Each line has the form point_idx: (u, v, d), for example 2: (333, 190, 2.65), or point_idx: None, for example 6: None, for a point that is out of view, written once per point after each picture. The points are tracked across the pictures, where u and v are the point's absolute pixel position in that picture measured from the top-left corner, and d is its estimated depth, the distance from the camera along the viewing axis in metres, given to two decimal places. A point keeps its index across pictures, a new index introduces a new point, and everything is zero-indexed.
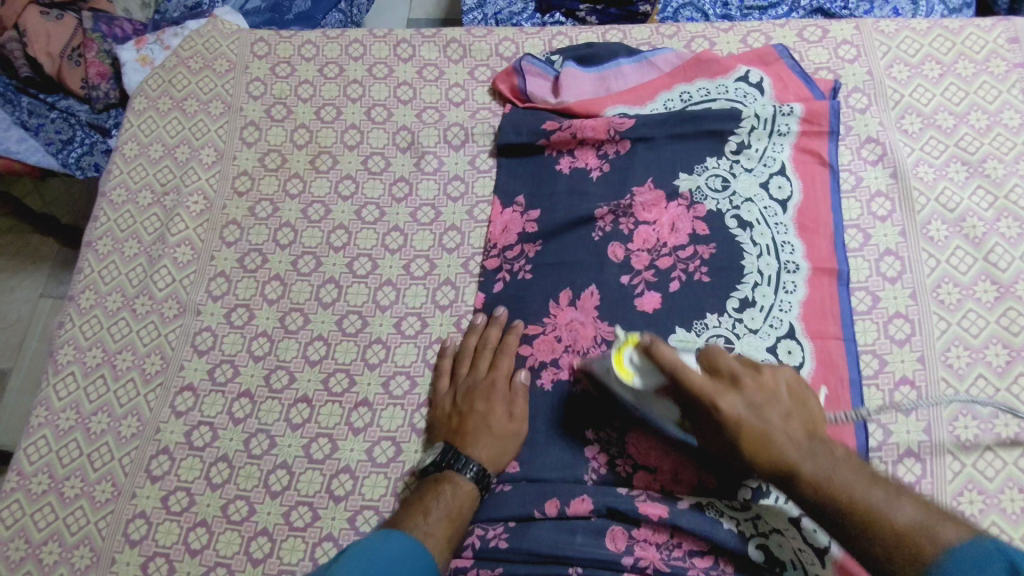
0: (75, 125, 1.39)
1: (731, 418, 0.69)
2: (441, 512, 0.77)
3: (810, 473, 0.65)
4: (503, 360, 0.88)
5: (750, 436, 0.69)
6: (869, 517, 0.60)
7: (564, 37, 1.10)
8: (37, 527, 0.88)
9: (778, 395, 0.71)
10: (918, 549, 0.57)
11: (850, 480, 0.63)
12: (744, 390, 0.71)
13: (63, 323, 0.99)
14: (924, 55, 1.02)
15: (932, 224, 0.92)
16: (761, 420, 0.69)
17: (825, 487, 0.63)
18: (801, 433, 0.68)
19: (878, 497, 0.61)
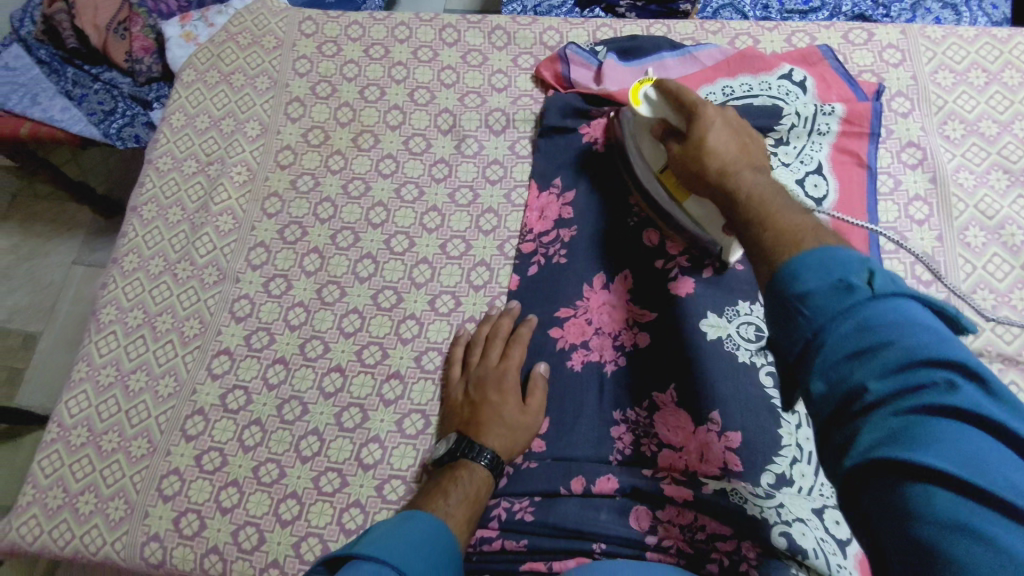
0: (118, 97, 1.42)
1: (705, 139, 0.70)
2: (460, 495, 0.78)
3: (741, 186, 0.63)
4: (516, 351, 0.89)
5: (712, 141, 0.70)
6: (770, 220, 0.56)
7: (608, 29, 1.11)
8: (74, 477, 0.91)
9: (752, 150, 0.71)
10: (791, 241, 0.52)
11: (778, 202, 0.58)
12: (735, 132, 0.71)
13: (107, 283, 1.02)
14: (970, 63, 1.01)
15: (970, 230, 0.92)
16: (726, 145, 0.69)
17: (751, 201, 0.60)
18: (750, 164, 0.67)
19: (790, 212, 0.56)
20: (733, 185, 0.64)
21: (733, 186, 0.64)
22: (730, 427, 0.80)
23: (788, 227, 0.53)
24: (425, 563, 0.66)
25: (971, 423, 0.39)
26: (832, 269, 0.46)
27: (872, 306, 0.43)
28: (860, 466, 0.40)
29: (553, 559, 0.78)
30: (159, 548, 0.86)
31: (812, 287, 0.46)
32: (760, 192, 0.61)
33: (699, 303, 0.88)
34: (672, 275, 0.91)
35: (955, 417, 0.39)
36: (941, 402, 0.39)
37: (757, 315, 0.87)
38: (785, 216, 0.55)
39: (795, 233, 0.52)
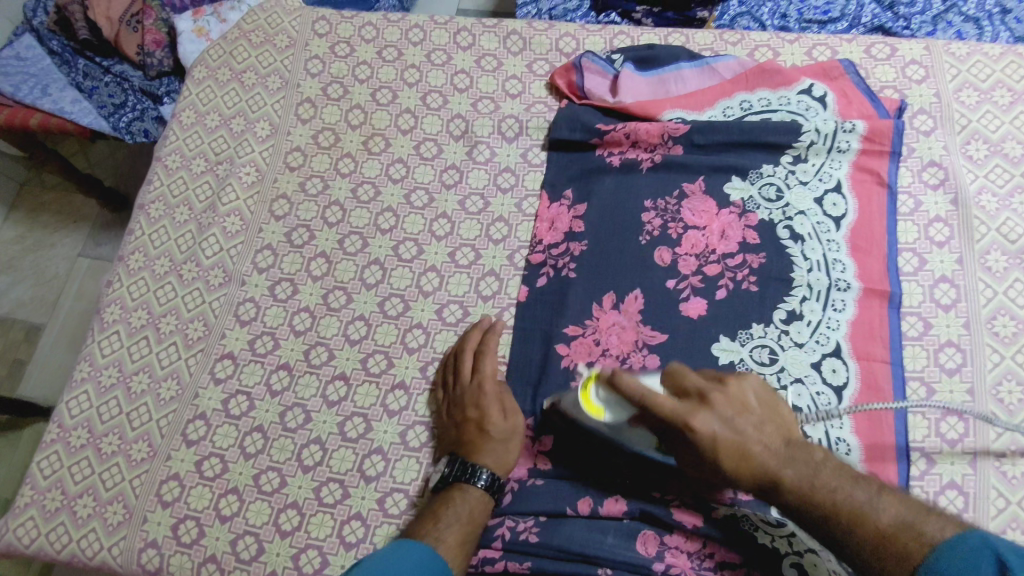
0: (128, 90, 1.41)
1: (708, 438, 0.67)
2: (453, 519, 0.77)
3: (794, 480, 0.64)
4: (489, 361, 0.87)
5: (737, 442, 0.67)
6: (854, 508, 0.60)
7: (626, 37, 1.09)
8: (73, 480, 0.90)
9: (757, 409, 0.70)
10: (908, 539, 0.56)
11: (834, 485, 0.62)
12: (736, 408, 0.69)
13: (112, 283, 1.01)
14: (995, 81, 0.99)
15: (991, 254, 0.89)
16: (746, 433, 0.67)
17: (812, 496, 0.63)
18: (782, 444, 0.67)
19: (862, 495, 0.61)
20: (783, 494, 0.64)
21: (793, 504, 0.64)
22: None
23: (886, 522, 0.58)
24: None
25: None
26: (971, 567, 0.52)
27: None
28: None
29: None
30: (156, 555, 0.85)
31: None
32: (818, 481, 0.63)
33: (713, 324, 0.87)
34: (684, 296, 0.89)
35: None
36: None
37: (771, 337, 0.86)
38: (869, 507, 0.60)
39: (902, 530, 0.57)
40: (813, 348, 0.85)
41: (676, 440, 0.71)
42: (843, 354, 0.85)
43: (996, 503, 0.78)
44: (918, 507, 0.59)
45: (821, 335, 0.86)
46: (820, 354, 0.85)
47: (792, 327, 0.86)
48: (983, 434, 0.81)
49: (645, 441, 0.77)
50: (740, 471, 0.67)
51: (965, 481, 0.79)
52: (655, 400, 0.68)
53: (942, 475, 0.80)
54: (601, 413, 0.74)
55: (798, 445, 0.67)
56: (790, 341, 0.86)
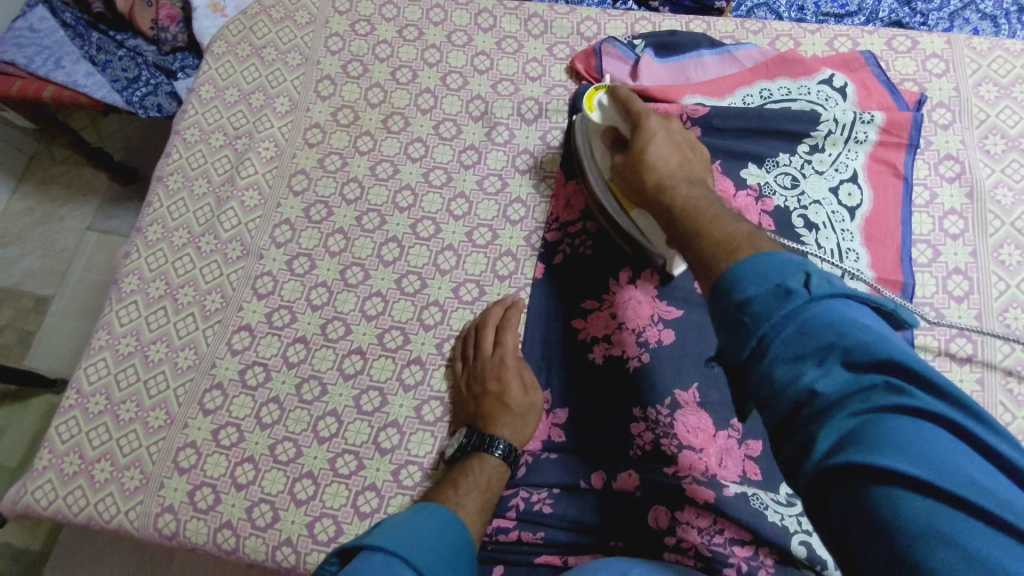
0: (142, 64, 1.41)
1: (645, 144, 0.75)
2: (472, 485, 0.79)
3: (675, 199, 0.68)
4: (510, 335, 0.89)
5: (656, 160, 0.73)
6: (707, 220, 0.62)
7: (647, 22, 1.10)
8: (90, 445, 0.91)
9: (690, 158, 0.76)
10: (738, 244, 0.57)
11: (714, 210, 0.64)
12: (676, 144, 0.76)
13: (130, 253, 1.02)
14: (1015, 77, 1.00)
15: (1005, 248, 0.90)
16: (669, 156, 0.74)
17: (692, 211, 0.65)
18: (692, 175, 0.72)
19: (728, 215, 0.63)
20: (670, 198, 0.68)
21: (671, 203, 0.68)
22: (751, 436, 0.82)
23: (728, 230, 0.60)
24: (435, 553, 0.67)
25: (954, 434, 0.45)
26: (774, 273, 0.52)
27: (810, 314, 0.49)
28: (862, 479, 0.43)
29: (569, 554, 0.79)
30: (172, 520, 0.86)
31: (753, 293, 0.52)
32: (697, 201, 0.66)
33: None
34: None
35: (928, 417, 0.45)
36: (909, 400, 0.45)
37: None
38: (721, 219, 0.62)
39: (736, 235, 0.59)
40: None
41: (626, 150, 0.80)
42: None
43: None
44: (758, 234, 0.59)
45: None
46: None
47: None
48: None
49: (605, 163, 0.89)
50: (652, 180, 0.72)
51: None
52: (632, 96, 0.80)
53: None
54: (592, 112, 0.85)
55: (705, 184, 0.71)
56: None
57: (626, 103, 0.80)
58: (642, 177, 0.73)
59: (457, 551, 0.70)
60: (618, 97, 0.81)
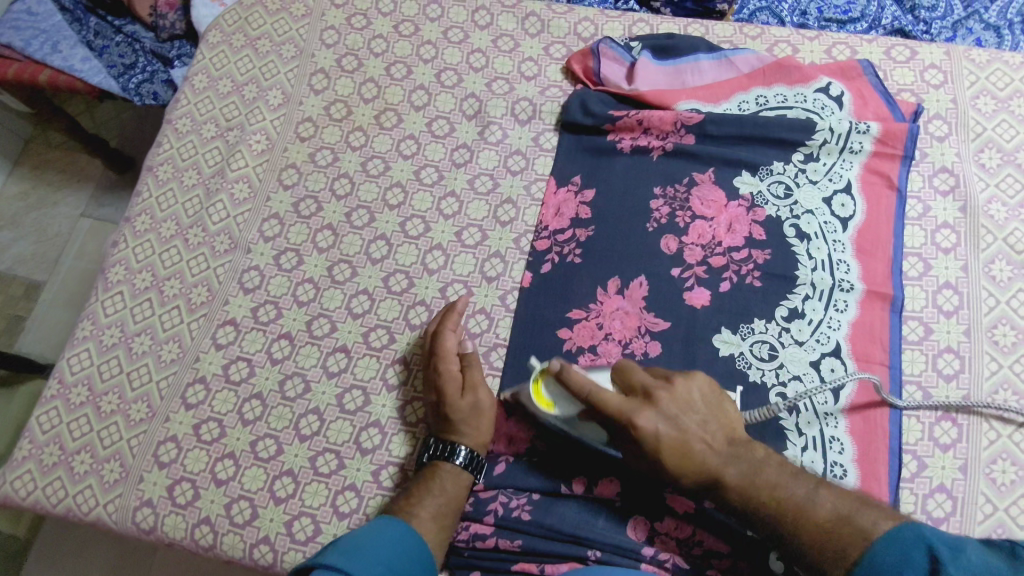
0: (138, 51, 1.40)
1: (658, 445, 0.71)
2: (428, 493, 0.79)
3: (739, 480, 0.71)
4: (449, 336, 0.86)
5: (683, 451, 0.71)
6: (796, 508, 0.68)
7: (645, 25, 1.09)
8: (71, 436, 0.91)
9: (709, 408, 0.74)
10: (846, 540, 0.64)
11: (774, 480, 0.70)
12: (687, 407, 0.73)
13: (117, 243, 1.01)
14: (1013, 90, 0.99)
15: (996, 264, 0.90)
16: (696, 445, 0.72)
17: (751, 485, 0.70)
18: (726, 448, 0.73)
19: (803, 492, 0.69)
20: (738, 502, 0.71)
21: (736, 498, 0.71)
22: None
23: (825, 518, 0.66)
24: (385, 564, 0.70)
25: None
26: (911, 559, 0.61)
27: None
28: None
29: (547, 562, 0.78)
30: (151, 514, 0.86)
31: None
32: (760, 479, 0.70)
33: (715, 317, 0.88)
34: (688, 285, 0.90)
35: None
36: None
37: (772, 334, 0.86)
38: (808, 502, 0.68)
39: (839, 523, 0.66)
40: (812, 346, 0.86)
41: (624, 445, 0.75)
42: (843, 354, 0.85)
43: (984, 508, 0.79)
44: (853, 509, 0.67)
45: (822, 334, 0.86)
46: (819, 353, 0.86)
47: (793, 324, 0.87)
48: (976, 441, 0.82)
49: (596, 435, 0.79)
50: (685, 468, 0.72)
51: (955, 485, 0.80)
52: (604, 400, 0.72)
53: (933, 478, 0.80)
54: (548, 407, 0.78)
55: (739, 443, 0.73)
56: (790, 338, 0.86)
57: (599, 400, 0.73)
58: (670, 471, 0.72)
59: (410, 559, 0.73)
60: (575, 383, 0.74)
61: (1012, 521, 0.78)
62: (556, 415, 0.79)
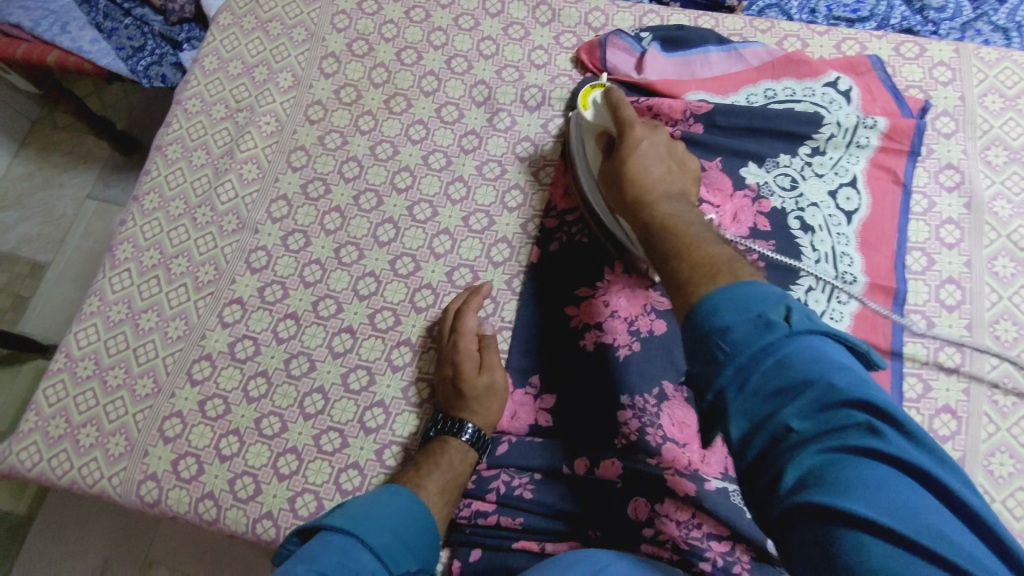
0: (148, 34, 1.40)
1: (632, 159, 0.74)
2: (435, 466, 0.80)
3: (658, 216, 0.68)
4: (469, 317, 0.88)
5: (643, 177, 0.72)
6: (688, 244, 0.62)
7: (655, 15, 1.09)
8: (77, 409, 0.91)
9: (681, 173, 0.75)
10: (708, 276, 0.58)
11: (695, 229, 0.64)
12: (662, 154, 0.75)
13: (126, 220, 1.02)
14: (1020, 89, 0.99)
15: (999, 260, 0.90)
16: (655, 181, 0.72)
17: (670, 224, 0.66)
18: (675, 190, 0.72)
19: (711, 241, 0.63)
20: (652, 227, 0.67)
21: (653, 220, 0.68)
22: None
23: (708, 256, 0.60)
24: (392, 534, 0.70)
25: (916, 476, 0.45)
26: (750, 303, 0.53)
27: (765, 347, 0.51)
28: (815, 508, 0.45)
29: (547, 540, 0.79)
30: (155, 487, 0.87)
31: (732, 323, 0.53)
32: (687, 221, 0.65)
33: None
34: None
35: (897, 456, 0.46)
36: (870, 425, 0.47)
37: None
38: (701, 248, 0.61)
39: (711, 265, 0.59)
40: None
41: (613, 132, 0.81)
42: None
43: None
44: (738, 262, 0.59)
45: None
46: None
47: None
48: (974, 433, 0.82)
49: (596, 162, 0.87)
50: (635, 187, 0.72)
51: None
52: (623, 106, 0.80)
53: None
54: (587, 110, 0.87)
55: (688, 204, 0.70)
56: None
57: (619, 110, 0.80)
58: (625, 176, 0.73)
59: (417, 530, 0.73)
60: (610, 99, 0.83)
61: (1009, 513, 0.79)
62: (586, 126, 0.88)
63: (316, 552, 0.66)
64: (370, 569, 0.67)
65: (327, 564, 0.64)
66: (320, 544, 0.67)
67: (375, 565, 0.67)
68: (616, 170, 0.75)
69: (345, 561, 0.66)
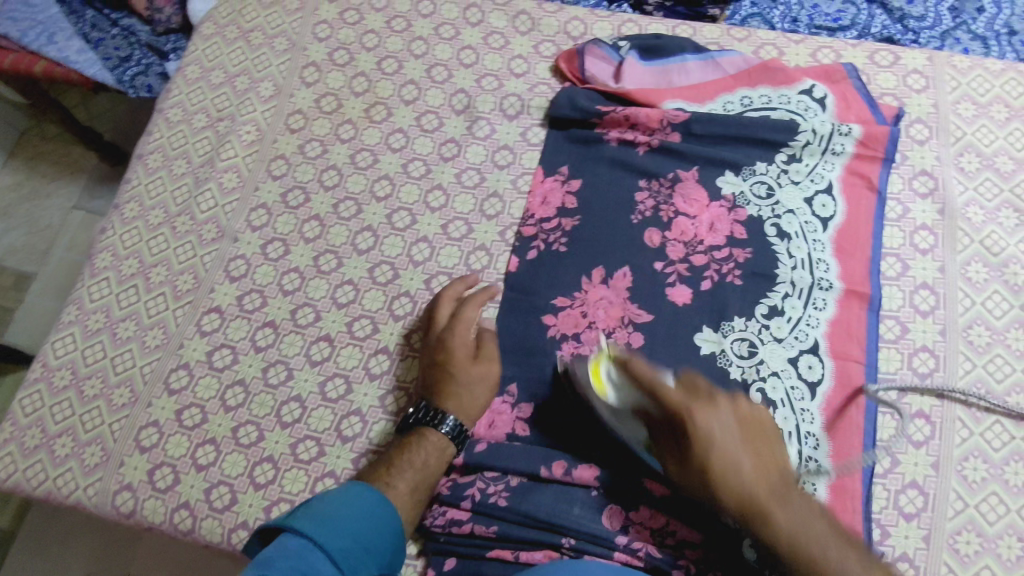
0: (134, 44, 1.40)
1: (713, 437, 0.67)
2: (405, 465, 0.80)
3: (768, 531, 0.63)
4: (470, 310, 0.88)
5: (728, 462, 0.66)
6: (823, 560, 0.61)
7: (634, 25, 1.10)
8: (53, 419, 0.91)
9: (764, 441, 0.69)
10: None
11: (813, 534, 0.62)
12: (739, 433, 0.68)
13: (105, 230, 1.02)
14: (993, 97, 1.00)
15: (972, 265, 0.91)
16: (745, 460, 0.66)
17: (793, 543, 0.62)
18: (769, 470, 0.66)
19: (830, 547, 0.61)
20: (766, 524, 0.63)
21: (760, 534, 0.64)
22: None
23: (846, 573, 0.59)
24: (353, 539, 0.69)
25: None
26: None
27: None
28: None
29: (521, 549, 0.79)
30: (131, 497, 0.86)
31: None
32: (803, 532, 0.62)
33: (696, 312, 0.89)
34: (670, 280, 0.91)
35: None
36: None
37: (752, 332, 0.87)
38: (835, 556, 0.61)
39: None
40: (791, 344, 0.87)
41: (664, 430, 0.72)
42: (820, 351, 0.86)
43: (954, 505, 0.80)
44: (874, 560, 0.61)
45: (800, 332, 0.87)
46: (797, 351, 0.86)
47: (773, 322, 0.88)
48: (948, 438, 0.83)
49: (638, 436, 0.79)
50: (726, 494, 0.65)
51: (927, 481, 0.81)
52: (659, 386, 0.71)
53: (905, 475, 0.81)
54: (605, 390, 0.80)
55: (791, 489, 0.66)
56: (770, 336, 0.87)
57: (665, 395, 0.70)
58: (705, 481, 0.67)
59: (378, 540, 0.71)
60: (633, 371, 0.74)
61: (982, 517, 0.79)
62: (611, 407, 0.80)
63: (275, 552, 0.64)
64: (329, 574, 0.65)
65: (285, 565, 0.63)
66: (280, 546, 0.65)
67: (333, 571, 0.65)
68: (691, 455, 0.68)
69: (303, 564, 0.64)
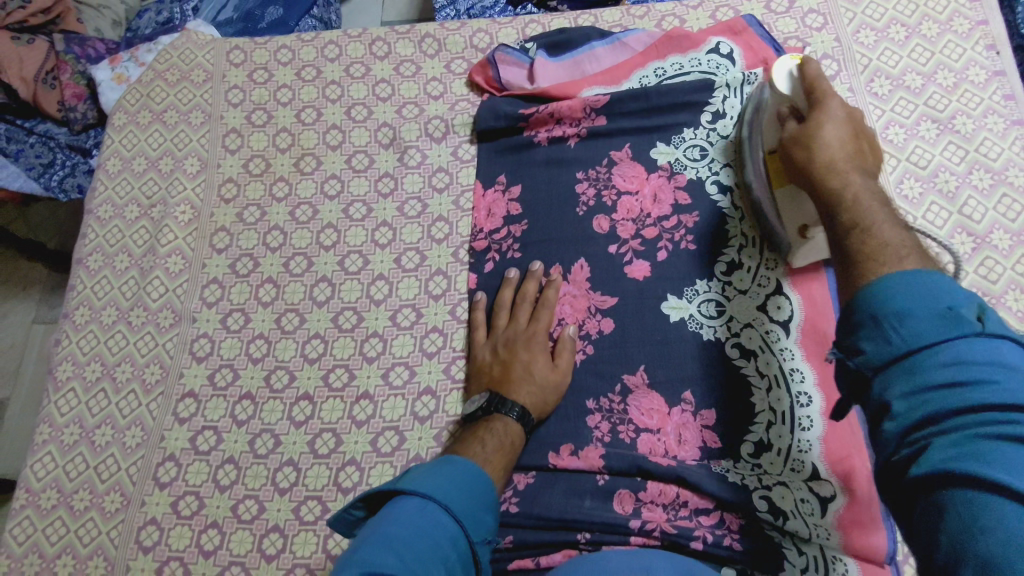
0: (55, 148, 1.36)
1: (825, 111, 0.68)
2: (492, 446, 0.79)
3: (839, 187, 0.60)
4: (545, 313, 0.89)
5: (819, 137, 0.65)
6: (861, 223, 0.56)
7: (537, 25, 1.12)
8: (49, 541, 0.89)
9: (863, 150, 0.65)
10: (876, 264, 0.52)
11: (868, 203, 0.57)
12: (851, 127, 0.66)
13: (60, 340, 1.00)
14: (889, 19, 1.04)
15: (906, 183, 0.94)
16: (836, 139, 0.65)
17: (847, 199, 0.59)
18: (861, 164, 0.63)
19: (880, 217, 0.55)
20: (830, 186, 0.61)
21: (830, 187, 0.61)
22: (703, 406, 0.84)
23: (880, 239, 0.54)
24: (468, 500, 0.68)
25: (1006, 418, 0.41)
26: (933, 304, 0.47)
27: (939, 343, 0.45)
28: (933, 482, 0.42)
29: (541, 554, 0.79)
30: None
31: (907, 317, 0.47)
32: (861, 194, 0.59)
33: (659, 284, 0.90)
34: (627, 259, 0.92)
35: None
36: (1008, 486, 0.39)
37: (716, 290, 0.89)
38: (872, 223, 0.55)
39: (894, 248, 0.53)
40: (757, 291, 0.88)
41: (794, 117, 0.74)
42: (785, 291, 0.87)
43: None
44: (916, 246, 0.53)
45: (761, 278, 0.88)
46: (764, 296, 0.88)
47: (734, 276, 0.89)
48: None
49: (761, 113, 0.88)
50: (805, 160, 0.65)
51: None
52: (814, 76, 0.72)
53: None
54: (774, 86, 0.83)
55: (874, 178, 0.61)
56: (734, 290, 0.89)
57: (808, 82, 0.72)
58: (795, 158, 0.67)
59: (487, 499, 0.71)
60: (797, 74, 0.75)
61: None
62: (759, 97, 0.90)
63: (394, 515, 0.63)
64: (451, 532, 0.64)
65: (405, 525, 0.62)
66: (392, 511, 0.64)
67: (454, 528, 0.65)
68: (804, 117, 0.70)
69: (424, 522, 0.63)
